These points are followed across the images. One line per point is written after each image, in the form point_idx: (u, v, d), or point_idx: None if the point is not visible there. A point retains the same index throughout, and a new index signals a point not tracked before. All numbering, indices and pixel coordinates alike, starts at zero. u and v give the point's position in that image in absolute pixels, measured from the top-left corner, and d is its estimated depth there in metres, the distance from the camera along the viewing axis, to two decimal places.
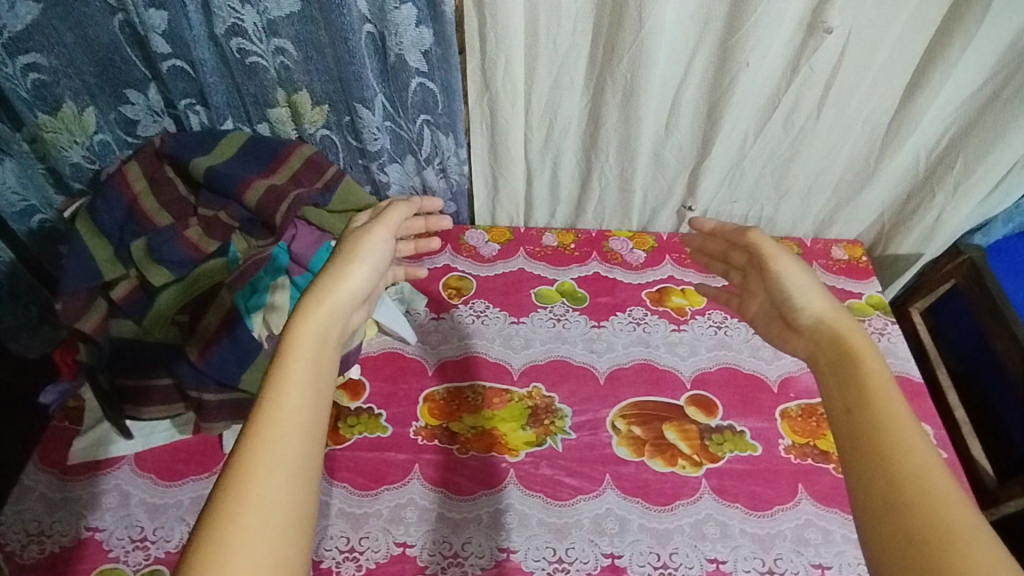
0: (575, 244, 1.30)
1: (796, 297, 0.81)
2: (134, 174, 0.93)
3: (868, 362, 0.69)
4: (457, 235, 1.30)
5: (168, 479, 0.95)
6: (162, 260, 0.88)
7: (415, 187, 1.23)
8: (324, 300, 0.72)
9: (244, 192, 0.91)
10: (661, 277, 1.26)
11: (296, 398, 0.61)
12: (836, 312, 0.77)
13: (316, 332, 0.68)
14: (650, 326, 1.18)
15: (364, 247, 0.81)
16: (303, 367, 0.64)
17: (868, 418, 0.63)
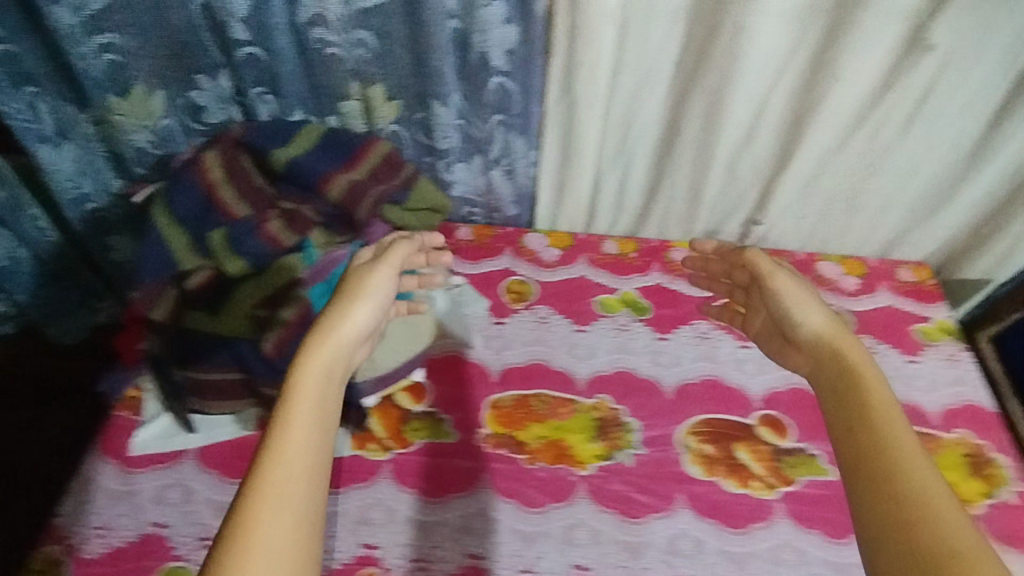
0: (636, 253, 1.28)
1: (795, 315, 0.81)
2: (211, 163, 0.90)
3: (866, 379, 0.71)
4: (517, 238, 1.27)
5: (232, 476, 0.93)
6: (240, 251, 0.85)
7: (479, 187, 1.20)
8: (328, 334, 0.69)
9: (327, 187, 0.90)
10: (725, 291, 1.23)
11: (297, 441, 0.59)
12: (839, 332, 0.77)
13: (318, 368, 0.65)
14: (716, 341, 1.15)
15: (367, 274, 0.77)
16: (308, 406, 0.62)
17: (871, 443, 0.65)
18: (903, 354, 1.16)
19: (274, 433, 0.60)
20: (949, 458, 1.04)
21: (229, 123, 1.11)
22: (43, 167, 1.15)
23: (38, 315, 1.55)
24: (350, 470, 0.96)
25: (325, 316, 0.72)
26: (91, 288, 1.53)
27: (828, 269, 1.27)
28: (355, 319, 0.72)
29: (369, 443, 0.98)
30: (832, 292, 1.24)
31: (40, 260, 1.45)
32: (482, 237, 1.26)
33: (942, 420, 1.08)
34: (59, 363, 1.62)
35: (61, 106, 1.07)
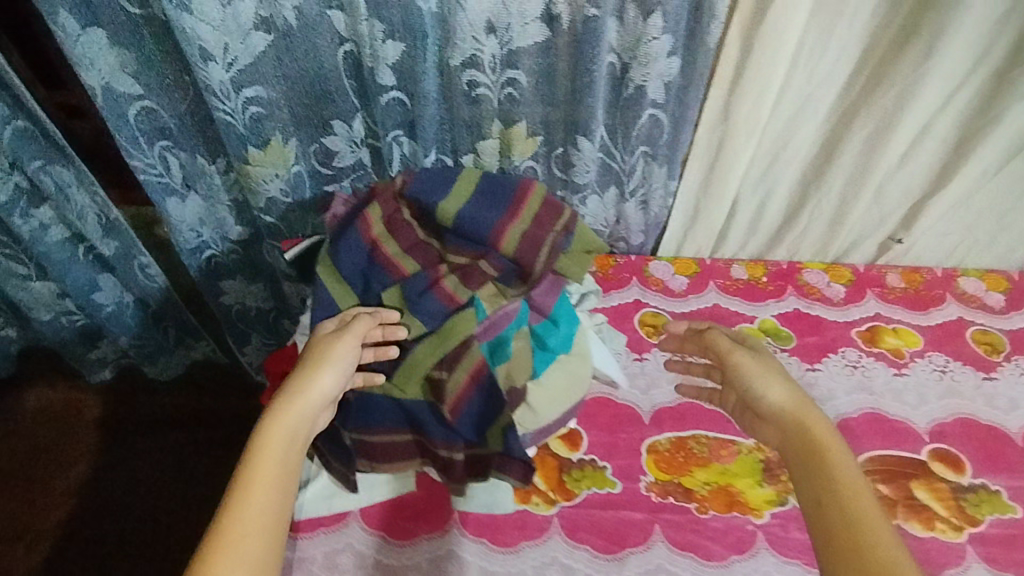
0: (767, 277, 1.23)
1: (760, 390, 0.86)
2: (374, 215, 0.87)
3: (827, 455, 0.77)
4: (641, 266, 1.23)
5: (400, 539, 0.91)
6: (416, 311, 0.84)
7: (608, 218, 1.16)
8: (293, 408, 0.74)
9: (500, 239, 0.86)
10: (867, 314, 1.18)
11: (252, 509, 0.65)
12: (802, 404, 0.83)
13: (281, 441, 0.71)
14: (868, 370, 1.10)
15: (326, 345, 0.79)
16: (276, 477, 0.68)
17: (841, 516, 0.71)
18: None
19: (234, 499, 0.66)
20: None
21: (359, 165, 1.09)
22: (167, 218, 1.14)
23: (141, 354, 1.55)
24: (519, 527, 0.92)
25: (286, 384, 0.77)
26: (190, 327, 1.51)
27: (971, 285, 1.22)
28: (321, 387, 0.76)
29: (533, 497, 0.95)
30: (979, 311, 1.18)
31: (144, 305, 1.43)
32: (605, 268, 1.23)
33: None
34: (185, 397, 1.77)
35: (195, 159, 1.06)
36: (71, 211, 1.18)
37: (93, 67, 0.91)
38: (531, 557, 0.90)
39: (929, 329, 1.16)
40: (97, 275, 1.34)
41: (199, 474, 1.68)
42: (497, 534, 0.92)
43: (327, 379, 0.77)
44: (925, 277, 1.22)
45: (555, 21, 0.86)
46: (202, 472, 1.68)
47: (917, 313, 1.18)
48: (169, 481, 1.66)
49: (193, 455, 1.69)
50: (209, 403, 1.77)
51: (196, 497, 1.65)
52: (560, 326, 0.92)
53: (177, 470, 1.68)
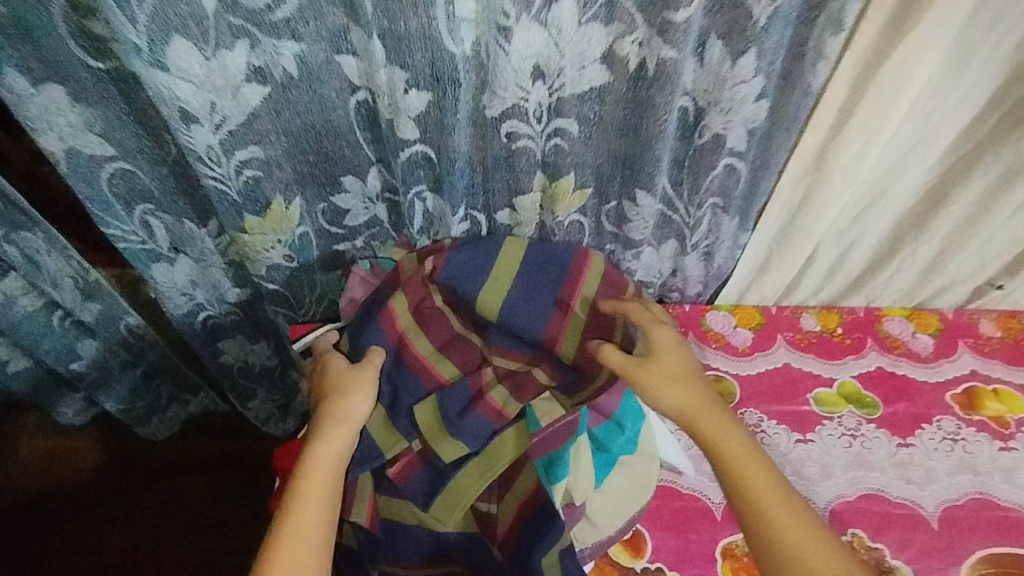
0: (842, 328, 1.07)
1: (660, 394, 0.75)
2: (400, 307, 0.77)
3: (741, 467, 0.73)
4: (698, 319, 1.06)
5: None
6: (457, 434, 0.74)
7: (662, 271, 1.01)
8: (329, 432, 0.72)
9: (556, 345, 0.79)
10: (961, 371, 1.03)
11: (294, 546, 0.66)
12: (692, 410, 0.76)
13: (321, 466, 0.70)
14: (970, 443, 0.96)
15: (352, 373, 0.75)
16: (317, 501, 0.69)
17: (759, 527, 0.70)
18: None
19: (280, 521, 0.68)
20: None
21: (373, 222, 0.94)
22: (155, 285, 0.98)
23: (132, 415, 1.42)
24: None
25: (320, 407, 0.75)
26: (187, 381, 1.38)
27: None
28: (354, 412, 0.73)
29: None
30: None
31: (134, 364, 1.29)
32: None
33: None
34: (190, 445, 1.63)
35: (183, 223, 0.90)
36: (44, 278, 1.04)
37: (51, 130, 0.75)
38: None
39: None
40: (77, 341, 1.20)
41: (203, 533, 1.54)
42: None
43: (359, 404, 0.74)
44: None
45: (618, 61, 0.70)
46: (205, 531, 1.54)
47: (1019, 369, 1.03)
48: (176, 545, 1.53)
49: (200, 513, 1.56)
50: (208, 451, 1.63)
51: (201, 558, 1.52)
52: (626, 431, 0.79)
53: (184, 529, 1.55)
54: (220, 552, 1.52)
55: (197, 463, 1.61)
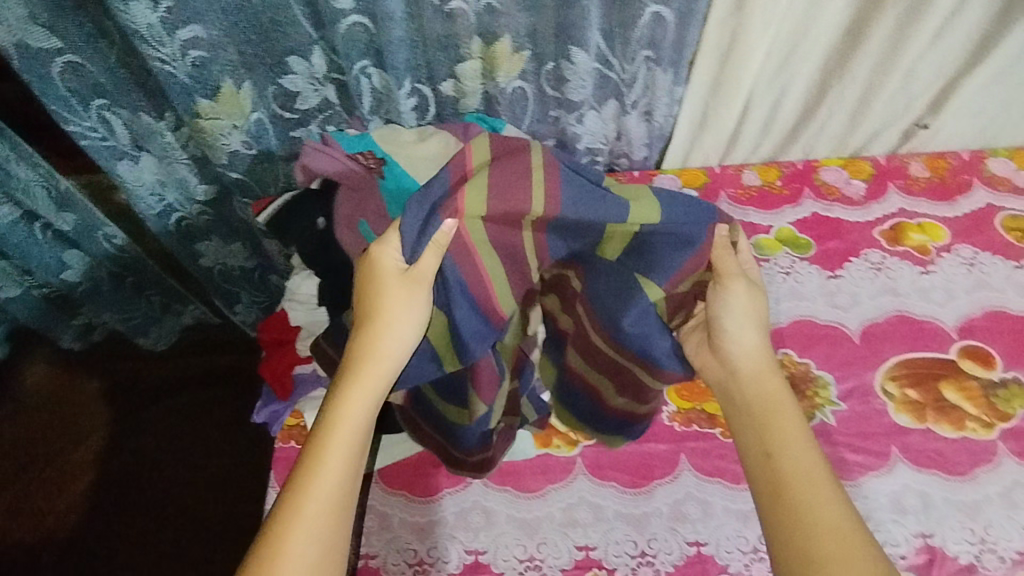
0: (781, 181, 1.15)
1: (727, 336, 0.78)
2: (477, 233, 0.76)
3: (778, 422, 0.73)
4: (646, 183, 1.13)
5: (424, 494, 0.90)
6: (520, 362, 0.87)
7: (608, 135, 1.06)
8: (365, 374, 0.72)
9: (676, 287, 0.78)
10: (890, 210, 1.11)
11: (327, 479, 0.67)
12: (767, 370, 0.77)
13: (352, 415, 0.70)
14: (893, 270, 1.05)
15: (405, 297, 0.73)
16: (348, 452, 0.69)
17: (775, 466, 0.70)
18: None
19: (306, 468, 0.68)
20: None
21: (325, 106, 0.98)
22: (122, 184, 1.02)
23: (129, 326, 1.49)
24: (541, 472, 0.91)
25: (363, 340, 0.73)
26: (175, 294, 1.45)
27: (999, 167, 1.14)
28: (399, 347, 0.73)
29: (554, 439, 0.93)
30: (1009, 195, 1.11)
31: (121, 276, 1.36)
32: None
33: None
34: (184, 359, 1.73)
35: (138, 115, 0.93)
36: (16, 188, 1.08)
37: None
38: (557, 500, 0.89)
39: (956, 220, 1.09)
40: (62, 252, 1.26)
41: (206, 438, 1.66)
42: (519, 481, 0.91)
43: (404, 338, 0.73)
44: (949, 164, 1.14)
45: None
46: (209, 436, 1.66)
47: (943, 203, 1.11)
48: (184, 450, 1.65)
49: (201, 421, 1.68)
50: (199, 366, 1.72)
51: (207, 460, 1.64)
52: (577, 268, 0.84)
53: (188, 437, 1.66)
54: (222, 453, 1.65)
55: (193, 370, 1.72)
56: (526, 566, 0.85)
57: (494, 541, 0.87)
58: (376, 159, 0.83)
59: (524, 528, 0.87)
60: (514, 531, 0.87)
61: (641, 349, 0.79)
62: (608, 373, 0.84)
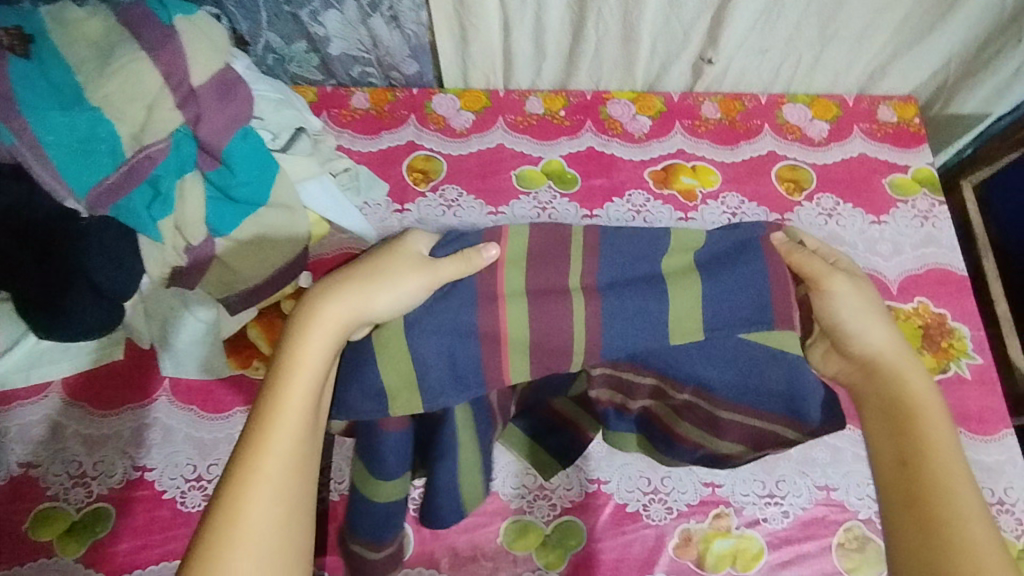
0: (565, 111, 1.07)
1: (855, 336, 0.66)
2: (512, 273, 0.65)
3: (925, 423, 0.61)
4: (422, 101, 1.07)
5: (105, 408, 0.87)
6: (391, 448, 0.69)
7: (362, 40, 0.99)
8: (327, 324, 0.59)
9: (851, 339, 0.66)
10: (668, 150, 1.05)
11: (285, 428, 0.54)
12: (901, 361, 0.65)
13: (307, 364, 0.57)
14: (651, 214, 1.00)
15: (394, 266, 0.62)
16: (288, 410, 0.55)
17: (915, 472, 0.58)
18: (869, 215, 0.99)
19: (263, 419, 0.54)
20: (903, 332, 0.91)
21: None
22: None
23: None
24: (233, 392, 0.88)
25: (331, 298, 0.60)
26: None
27: (795, 114, 1.07)
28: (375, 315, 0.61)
29: (254, 361, 0.90)
30: (795, 143, 1.05)
31: None
32: (380, 105, 1.07)
33: (900, 291, 0.94)
34: None
35: None
36: None
37: None
38: (239, 422, 0.86)
39: (733, 166, 1.03)
40: None
41: None
42: (207, 400, 0.87)
43: (376, 301, 0.61)
44: (744, 106, 1.07)
45: None
46: None
47: (725, 148, 1.04)
48: None
49: None
50: None
51: None
52: (238, 173, 0.79)
53: None
54: None
55: None
56: (191, 485, 0.82)
57: (165, 459, 0.84)
58: (20, 36, 0.73)
59: (198, 448, 0.84)
60: (188, 450, 0.84)
61: (781, 390, 0.68)
62: (743, 439, 0.72)
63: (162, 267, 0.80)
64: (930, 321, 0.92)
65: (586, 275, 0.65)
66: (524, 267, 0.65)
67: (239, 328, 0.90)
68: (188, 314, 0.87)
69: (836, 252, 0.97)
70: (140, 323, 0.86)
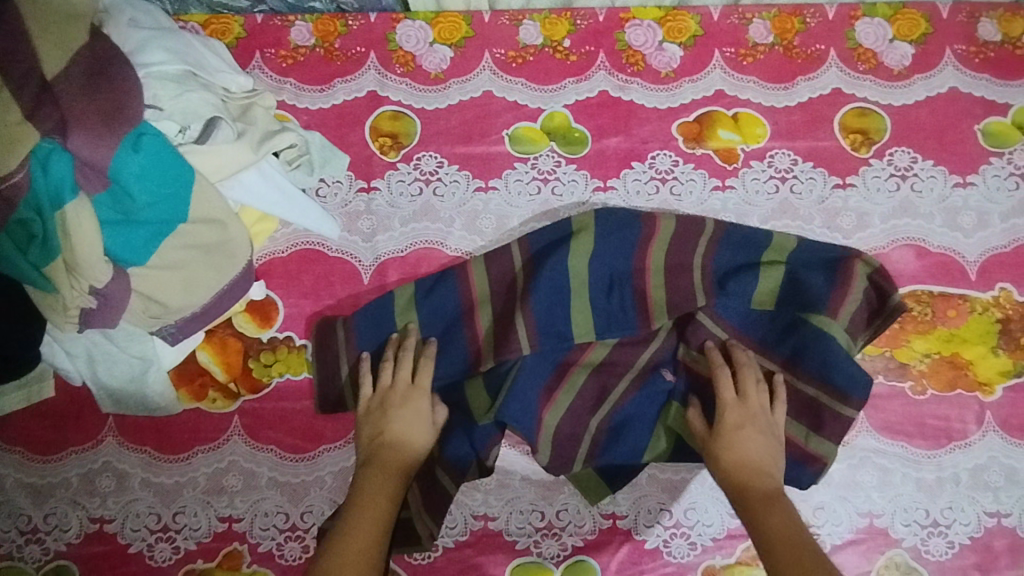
0: (570, 40, 0.83)
1: (723, 441, 0.66)
2: (651, 265, 0.74)
3: (758, 490, 0.63)
4: (383, 33, 0.82)
5: (45, 453, 0.75)
6: (493, 390, 0.72)
7: None
8: (386, 467, 0.66)
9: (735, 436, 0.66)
10: (703, 93, 0.81)
11: (358, 545, 0.59)
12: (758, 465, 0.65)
13: (373, 504, 0.62)
14: (680, 184, 0.79)
15: (422, 404, 0.69)
16: (371, 525, 0.61)
17: (763, 531, 0.60)
18: (952, 176, 0.79)
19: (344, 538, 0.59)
20: (977, 328, 0.77)
21: None
22: None
23: None
24: (191, 430, 0.75)
25: (377, 437, 0.68)
26: None
27: (869, 33, 0.82)
28: (417, 450, 0.68)
29: (210, 392, 0.76)
30: (867, 75, 0.82)
31: None
32: (327, 40, 0.82)
33: (980, 275, 0.78)
34: None
35: None
36: None
37: None
38: (202, 465, 0.74)
39: (785, 112, 0.81)
40: None
41: None
42: (161, 439, 0.75)
43: (415, 450, 0.68)
44: (804, 25, 0.82)
45: None
46: None
47: (775, 86, 0.81)
48: None
49: None
50: None
51: None
52: (140, 197, 0.60)
53: None
54: None
55: None
56: (158, 537, 0.73)
57: (124, 509, 0.74)
58: None
59: (159, 495, 0.74)
60: (148, 498, 0.74)
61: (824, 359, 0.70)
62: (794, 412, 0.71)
63: (66, 315, 0.62)
64: (1012, 314, 0.77)
65: (704, 258, 0.74)
66: (666, 245, 0.74)
67: (186, 354, 0.75)
68: (120, 350, 0.71)
69: (906, 227, 0.79)
70: (64, 360, 0.71)
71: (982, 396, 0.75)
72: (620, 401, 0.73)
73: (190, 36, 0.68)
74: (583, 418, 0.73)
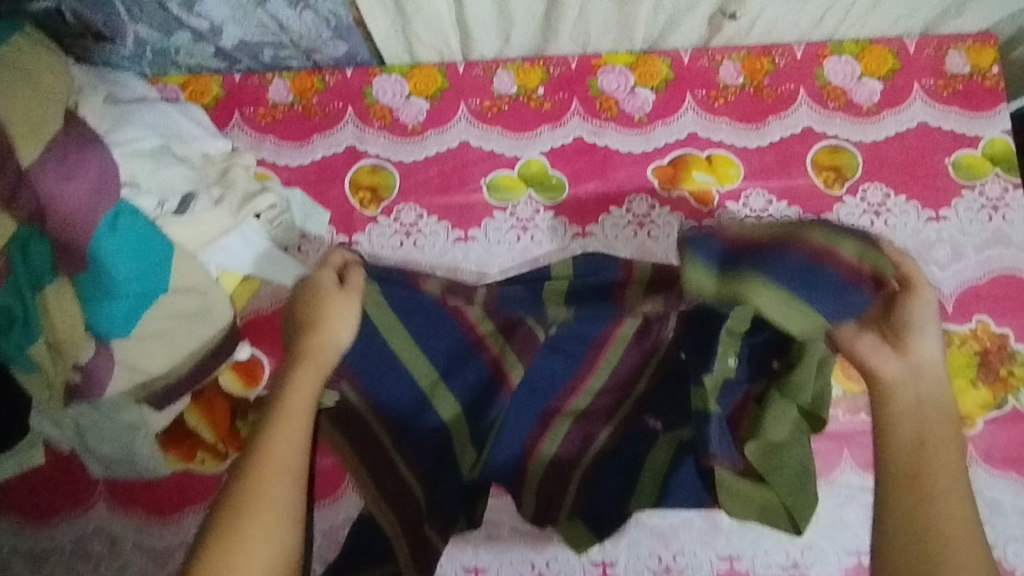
0: (545, 88, 0.84)
1: (912, 336, 0.55)
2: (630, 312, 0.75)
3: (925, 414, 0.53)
4: (359, 88, 0.83)
5: (39, 519, 0.76)
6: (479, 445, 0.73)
7: (264, 24, 0.75)
8: (310, 360, 0.60)
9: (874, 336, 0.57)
10: (677, 136, 0.82)
11: (280, 446, 0.54)
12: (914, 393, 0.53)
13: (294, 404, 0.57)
14: (657, 227, 0.80)
15: (337, 290, 0.65)
16: (295, 421, 0.56)
17: (891, 446, 0.52)
18: (925, 210, 0.81)
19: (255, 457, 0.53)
20: (956, 361, 0.77)
21: None
22: None
23: None
24: (180, 491, 0.76)
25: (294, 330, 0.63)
26: None
27: (839, 70, 0.84)
28: (338, 344, 0.62)
29: (199, 453, 0.76)
30: (837, 112, 0.83)
31: None
32: (305, 98, 0.83)
33: (957, 308, 0.79)
34: None
35: None
36: None
37: None
38: (193, 526, 0.75)
39: (758, 153, 0.82)
40: None
41: None
42: (152, 502, 0.75)
43: (336, 337, 0.62)
44: (773, 65, 0.84)
45: None
46: None
47: (747, 127, 0.83)
48: None
49: None
50: None
51: None
52: (119, 277, 0.61)
53: None
54: None
55: None
56: None
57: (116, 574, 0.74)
58: None
59: (151, 559, 0.74)
60: (140, 562, 0.74)
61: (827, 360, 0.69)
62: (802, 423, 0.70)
63: (52, 393, 0.64)
64: (990, 345, 0.78)
65: None
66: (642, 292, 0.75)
67: (174, 417, 0.75)
68: (107, 421, 0.70)
69: None
70: (54, 429, 0.72)
71: (963, 429, 0.76)
72: (602, 450, 0.73)
73: (168, 108, 0.70)
74: (568, 468, 0.74)
